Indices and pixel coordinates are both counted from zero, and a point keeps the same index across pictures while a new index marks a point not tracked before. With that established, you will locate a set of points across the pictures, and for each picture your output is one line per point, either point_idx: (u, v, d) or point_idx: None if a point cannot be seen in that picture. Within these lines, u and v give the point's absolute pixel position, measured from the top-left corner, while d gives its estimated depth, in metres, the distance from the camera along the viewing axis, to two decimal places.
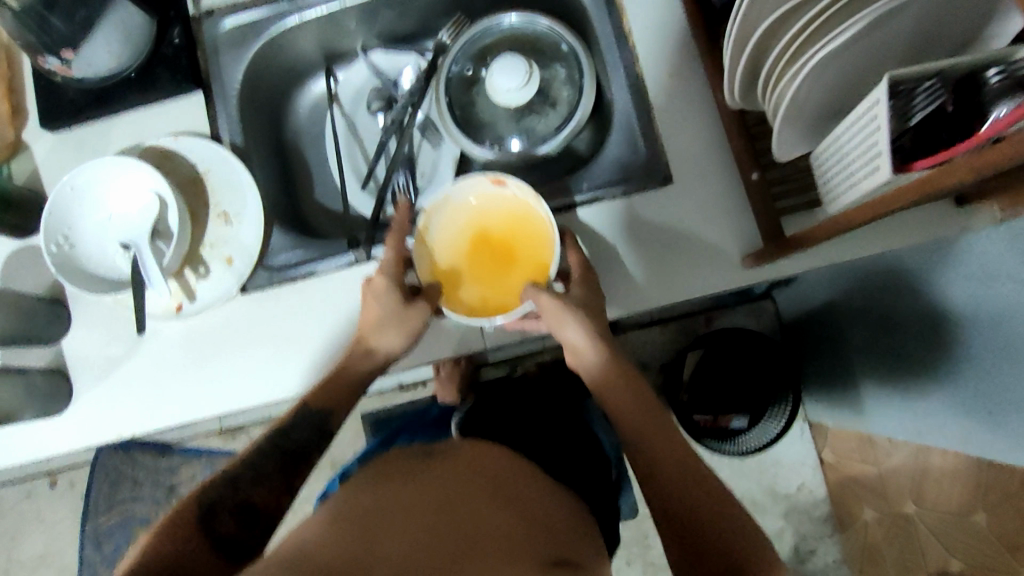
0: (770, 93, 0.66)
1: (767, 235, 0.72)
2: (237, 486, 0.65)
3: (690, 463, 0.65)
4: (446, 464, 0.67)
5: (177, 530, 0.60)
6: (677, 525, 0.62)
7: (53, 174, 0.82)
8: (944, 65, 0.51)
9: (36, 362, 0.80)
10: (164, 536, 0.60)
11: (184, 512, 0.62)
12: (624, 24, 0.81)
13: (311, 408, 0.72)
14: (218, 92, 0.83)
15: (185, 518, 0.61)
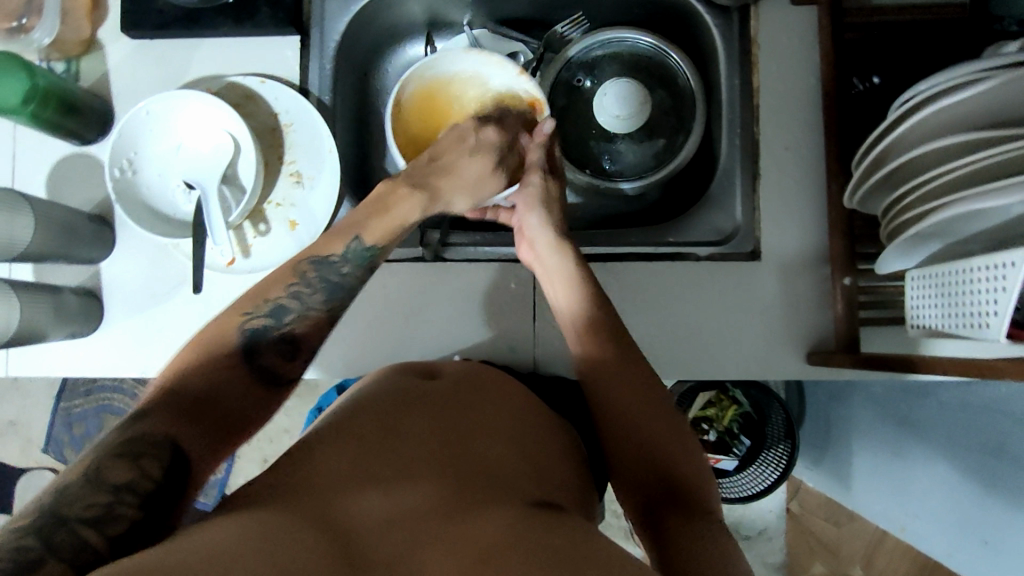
0: (899, 210, 0.65)
1: (839, 339, 0.72)
2: (265, 337, 0.53)
3: (647, 410, 0.60)
4: (437, 393, 0.61)
5: (215, 379, 0.50)
6: (642, 466, 0.57)
7: (122, 84, 0.77)
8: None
9: (69, 280, 0.76)
10: (235, 383, 0.50)
11: (228, 369, 0.51)
12: (753, 80, 0.77)
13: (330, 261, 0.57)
14: (317, 40, 0.78)
15: (213, 365, 0.50)
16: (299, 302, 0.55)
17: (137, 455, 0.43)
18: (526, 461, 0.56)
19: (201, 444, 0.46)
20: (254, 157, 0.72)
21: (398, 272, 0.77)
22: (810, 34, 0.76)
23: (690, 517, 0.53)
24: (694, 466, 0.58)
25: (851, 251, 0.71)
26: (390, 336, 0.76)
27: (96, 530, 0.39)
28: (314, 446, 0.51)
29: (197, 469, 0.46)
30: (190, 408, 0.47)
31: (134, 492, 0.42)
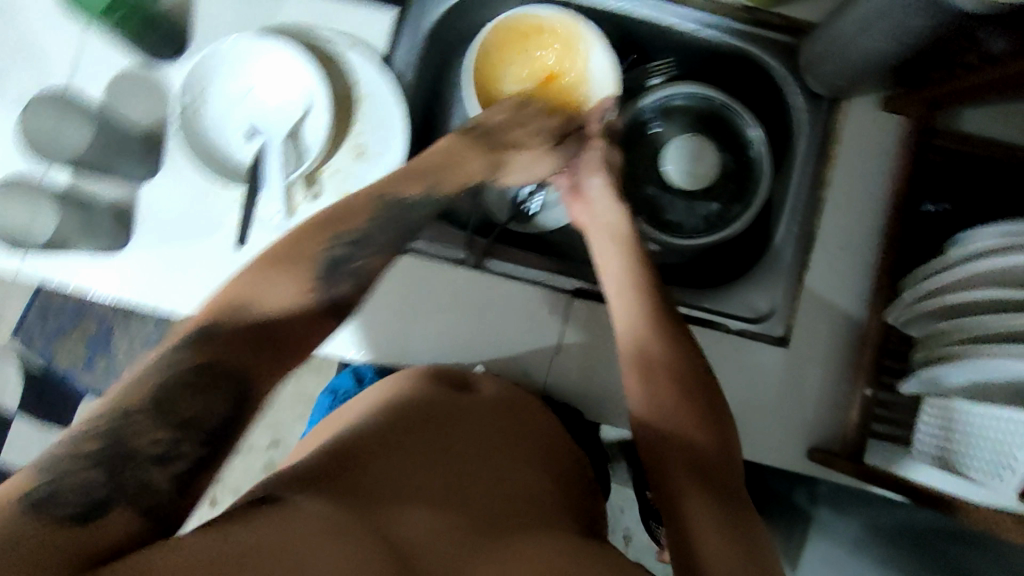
0: (937, 343, 0.67)
1: (845, 445, 0.73)
2: (343, 270, 0.48)
3: (665, 381, 0.58)
4: (471, 408, 0.59)
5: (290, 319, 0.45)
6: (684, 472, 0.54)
7: (207, 10, 0.75)
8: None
9: (105, 196, 0.74)
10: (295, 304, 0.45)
11: (303, 300, 0.46)
12: (826, 173, 0.77)
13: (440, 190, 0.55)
14: (413, 19, 0.76)
15: (286, 292, 0.45)
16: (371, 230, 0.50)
17: (200, 387, 0.40)
18: (551, 479, 0.56)
19: (261, 372, 0.43)
20: (326, 122, 0.71)
21: (437, 272, 0.76)
22: (892, 141, 0.77)
23: (714, 498, 0.52)
24: (717, 432, 0.56)
25: (878, 363, 0.72)
26: (411, 331, 0.76)
27: (163, 470, 0.37)
28: (352, 445, 0.49)
29: (258, 391, 0.42)
30: (257, 336, 0.43)
31: (200, 429, 0.39)
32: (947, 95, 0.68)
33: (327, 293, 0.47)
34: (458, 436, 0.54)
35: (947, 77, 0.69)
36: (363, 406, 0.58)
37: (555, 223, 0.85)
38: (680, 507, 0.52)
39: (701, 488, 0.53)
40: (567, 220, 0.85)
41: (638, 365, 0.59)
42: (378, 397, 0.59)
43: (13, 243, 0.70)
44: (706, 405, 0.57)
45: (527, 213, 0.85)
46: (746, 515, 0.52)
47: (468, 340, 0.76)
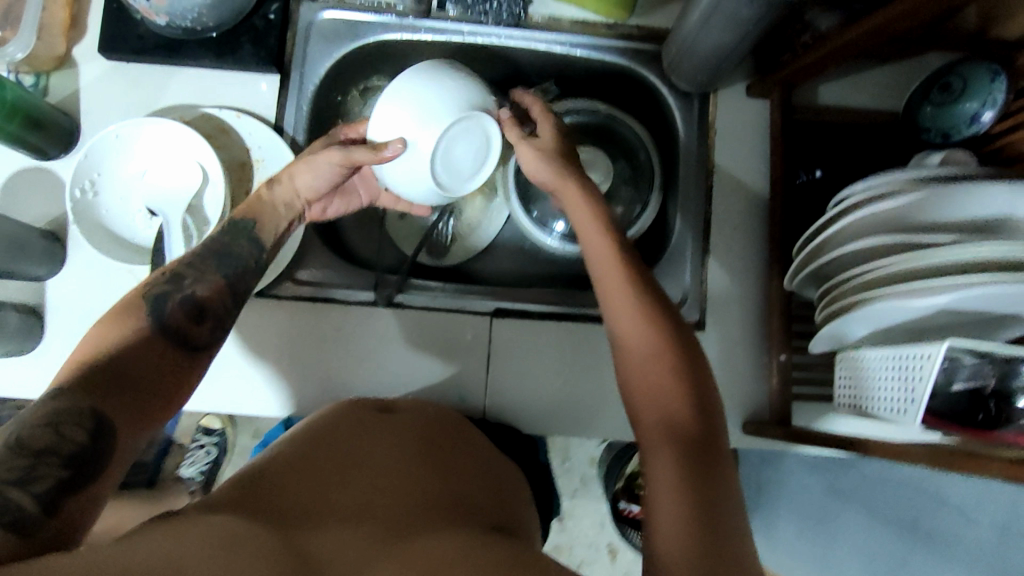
0: (834, 296, 0.71)
1: (773, 412, 0.76)
2: (167, 301, 0.52)
3: (653, 348, 0.55)
4: (391, 433, 0.61)
5: (156, 352, 0.50)
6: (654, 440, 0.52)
7: (92, 104, 0.77)
8: (998, 350, 0.56)
9: (11, 295, 0.74)
10: (131, 342, 0.49)
11: (140, 332, 0.50)
12: (710, 162, 0.82)
13: (256, 224, 0.62)
14: (296, 81, 0.79)
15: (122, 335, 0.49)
16: (193, 270, 0.56)
17: (57, 421, 0.42)
18: (473, 488, 0.59)
19: (128, 420, 0.45)
20: (222, 190, 0.73)
21: (356, 315, 0.78)
22: (762, 123, 0.83)
23: (687, 462, 0.49)
24: (706, 419, 0.52)
25: (787, 330, 0.76)
26: (341, 378, 0.77)
27: (24, 491, 0.39)
28: (264, 480, 0.51)
29: (117, 441, 0.44)
30: (109, 380, 0.46)
31: (59, 455, 0.41)
32: (797, 73, 0.74)
33: (157, 322, 0.51)
34: (387, 468, 0.57)
35: (794, 57, 0.75)
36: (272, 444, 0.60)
37: (467, 252, 0.89)
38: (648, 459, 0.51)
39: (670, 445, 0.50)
40: (479, 248, 0.89)
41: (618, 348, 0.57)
42: (289, 434, 0.60)
43: None
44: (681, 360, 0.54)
45: (441, 246, 0.88)
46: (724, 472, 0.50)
47: (398, 377, 0.77)
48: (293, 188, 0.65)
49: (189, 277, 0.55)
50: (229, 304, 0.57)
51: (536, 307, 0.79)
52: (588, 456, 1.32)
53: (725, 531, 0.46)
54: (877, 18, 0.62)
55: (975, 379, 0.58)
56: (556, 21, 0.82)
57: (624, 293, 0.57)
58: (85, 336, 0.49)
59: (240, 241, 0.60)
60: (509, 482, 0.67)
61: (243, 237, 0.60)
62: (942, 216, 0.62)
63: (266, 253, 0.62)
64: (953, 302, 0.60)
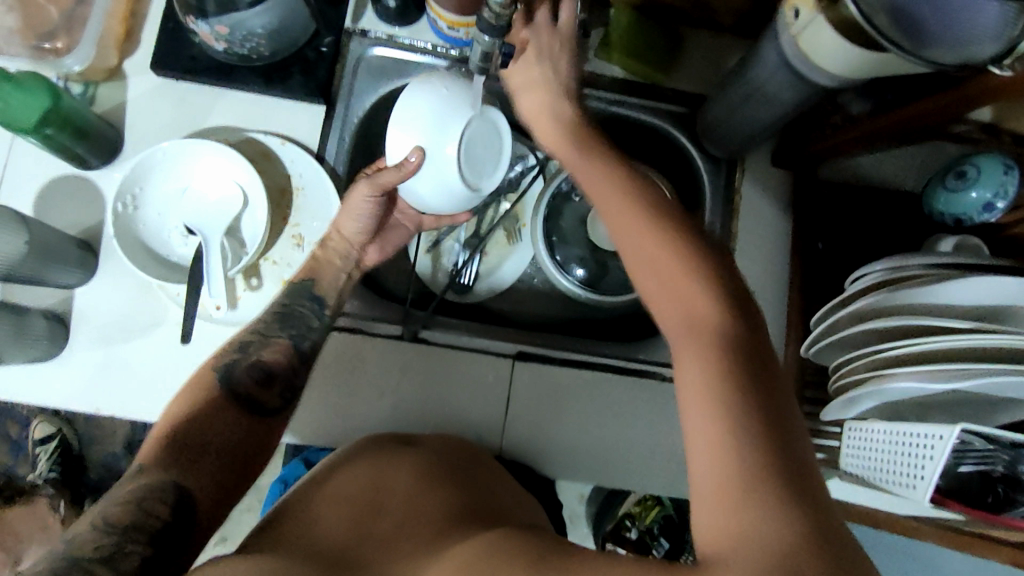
0: (848, 369, 0.73)
1: None
2: (237, 371, 0.64)
3: (672, 254, 0.46)
4: (415, 461, 0.64)
5: (229, 435, 0.60)
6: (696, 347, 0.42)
7: (137, 118, 0.78)
8: (1009, 438, 0.58)
9: (38, 300, 0.74)
10: (212, 422, 0.60)
11: (216, 406, 0.61)
12: (733, 225, 0.85)
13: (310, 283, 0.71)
14: (341, 112, 0.81)
15: (200, 413, 0.60)
16: (259, 335, 0.67)
17: (139, 500, 0.51)
18: (499, 504, 0.62)
19: (207, 492, 0.55)
20: (261, 216, 0.74)
21: (380, 346, 0.78)
22: (786, 193, 0.86)
23: (738, 379, 0.40)
24: (748, 339, 0.42)
25: (800, 396, 0.78)
26: (359, 408, 0.77)
27: (110, 565, 0.47)
28: (308, 522, 0.55)
29: (200, 505, 0.54)
30: (193, 453, 0.56)
31: (144, 531, 0.49)
32: (825, 151, 0.77)
33: (229, 392, 0.62)
34: (412, 496, 0.59)
35: (822, 135, 0.78)
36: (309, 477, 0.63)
37: (489, 292, 0.90)
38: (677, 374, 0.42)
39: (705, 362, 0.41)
40: (501, 289, 0.90)
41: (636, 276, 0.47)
42: (325, 470, 0.63)
43: None
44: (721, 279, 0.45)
45: (464, 284, 0.89)
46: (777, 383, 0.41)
47: (416, 411, 0.78)
48: (345, 241, 0.74)
49: (256, 342, 0.66)
50: (294, 366, 0.67)
51: (558, 353, 0.81)
52: (578, 494, 1.33)
53: (802, 467, 0.37)
54: (909, 112, 0.66)
55: (984, 464, 0.61)
56: (595, 79, 0.85)
57: (635, 206, 0.50)
58: (167, 415, 0.60)
59: (293, 297, 0.70)
60: (528, 504, 0.70)
61: (303, 298, 0.70)
62: (959, 303, 0.66)
63: (327, 311, 0.71)
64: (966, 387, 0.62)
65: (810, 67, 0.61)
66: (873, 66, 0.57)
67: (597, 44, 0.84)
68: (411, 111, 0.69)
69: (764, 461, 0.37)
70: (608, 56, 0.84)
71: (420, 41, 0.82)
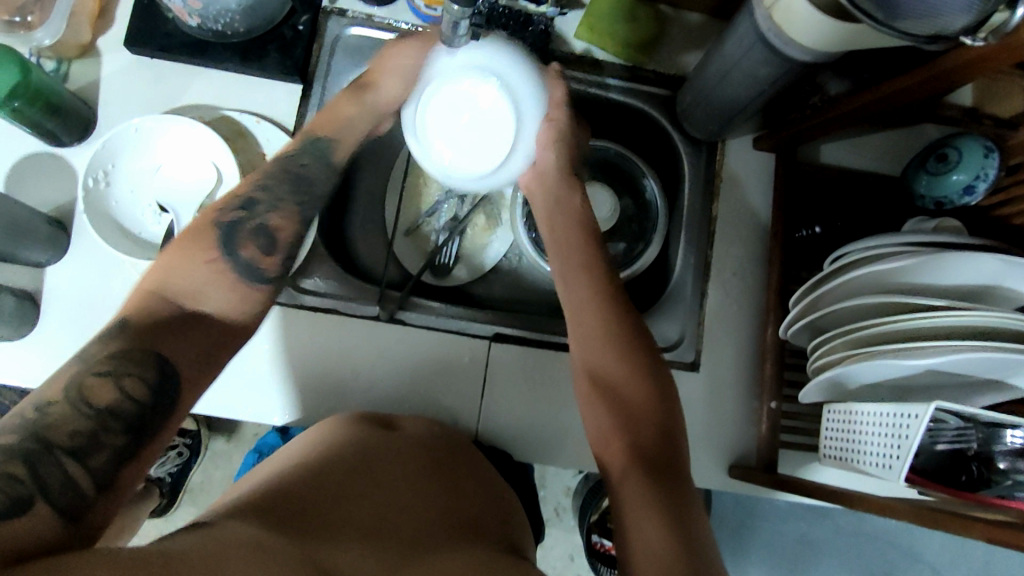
0: (824, 350, 0.73)
1: (759, 457, 0.78)
2: (236, 228, 0.56)
3: (624, 370, 0.60)
4: (409, 456, 0.63)
5: (217, 301, 0.53)
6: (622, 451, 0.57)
7: (111, 96, 0.77)
8: (984, 416, 0.57)
9: (7, 279, 0.73)
10: (207, 292, 0.53)
11: (213, 263, 0.54)
12: (714, 209, 0.85)
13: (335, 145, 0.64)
14: (318, 92, 0.80)
15: (201, 271, 0.53)
16: (280, 217, 0.59)
17: (119, 375, 0.46)
18: (484, 514, 0.61)
19: (188, 365, 0.50)
20: (236, 194, 0.73)
21: (356, 327, 0.78)
22: (766, 176, 0.85)
23: (653, 483, 0.53)
24: (667, 439, 0.57)
25: (778, 379, 0.78)
26: (334, 390, 0.77)
27: (81, 463, 0.43)
28: (284, 483, 0.53)
29: (181, 382, 0.49)
30: (183, 323, 0.51)
31: (120, 419, 0.45)
32: (804, 131, 0.77)
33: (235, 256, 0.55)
34: (406, 492, 0.58)
35: (802, 116, 0.78)
36: (298, 447, 0.61)
37: (469, 274, 0.89)
38: (620, 491, 0.54)
39: (647, 480, 0.54)
40: (481, 272, 0.90)
41: (587, 377, 0.61)
42: (314, 441, 0.61)
43: None
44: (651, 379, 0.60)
45: (443, 266, 0.88)
46: (693, 509, 0.53)
47: (393, 393, 0.77)
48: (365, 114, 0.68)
49: (265, 203, 0.58)
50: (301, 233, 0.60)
51: (536, 334, 0.80)
52: (563, 486, 1.32)
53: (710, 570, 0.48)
54: (886, 90, 0.65)
55: (959, 442, 0.60)
56: (576, 60, 0.84)
57: (601, 310, 0.63)
58: (157, 260, 0.54)
59: (308, 160, 0.63)
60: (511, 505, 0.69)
61: (320, 159, 0.63)
62: (929, 281, 0.66)
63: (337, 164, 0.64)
64: (940, 364, 0.62)
65: (782, 41, 0.61)
66: (849, 39, 0.56)
67: (578, 26, 0.83)
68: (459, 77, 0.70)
69: (683, 553, 0.48)
70: (589, 37, 0.83)
71: (398, 20, 0.81)
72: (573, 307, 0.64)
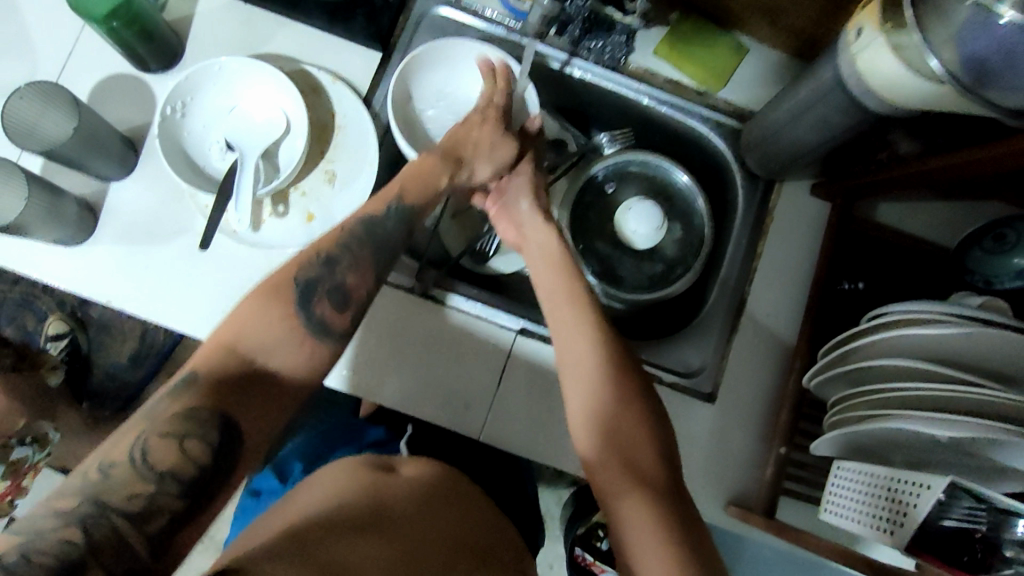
0: (847, 403, 0.72)
1: (759, 500, 0.77)
2: (315, 290, 0.56)
3: (616, 398, 0.61)
4: (410, 478, 0.65)
5: (284, 373, 0.54)
6: (615, 480, 0.57)
7: (201, 32, 0.80)
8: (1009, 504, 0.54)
9: (73, 188, 0.76)
10: (285, 354, 0.54)
11: (309, 352, 0.55)
12: (760, 247, 0.84)
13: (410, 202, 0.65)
14: (395, 63, 0.82)
15: (276, 328, 0.54)
16: (349, 253, 0.59)
17: (182, 436, 0.47)
18: (493, 538, 0.65)
19: (252, 430, 0.51)
20: (300, 146, 0.76)
21: (408, 297, 0.80)
22: (818, 223, 0.84)
23: (657, 508, 0.54)
24: (669, 468, 0.59)
25: (793, 426, 0.77)
26: (362, 353, 0.78)
27: (139, 530, 0.44)
28: (301, 524, 0.55)
29: (242, 456, 0.50)
30: (246, 384, 0.51)
31: (176, 480, 0.46)
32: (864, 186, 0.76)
33: (307, 310, 0.55)
34: (420, 505, 0.62)
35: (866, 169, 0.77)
36: (297, 491, 0.64)
37: (507, 265, 0.90)
38: (621, 515, 0.55)
39: (642, 497, 0.55)
40: (520, 264, 0.90)
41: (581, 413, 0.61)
42: (313, 483, 0.64)
43: None
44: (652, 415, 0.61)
45: (483, 253, 0.90)
46: (704, 536, 0.55)
47: (415, 369, 0.79)
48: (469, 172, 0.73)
49: (344, 261, 0.59)
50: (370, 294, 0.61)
51: None
52: (554, 494, 1.33)
53: None
54: (960, 157, 0.64)
55: (968, 521, 0.57)
56: (651, 76, 0.84)
57: (579, 333, 0.64)
58: (220, 324, 0.55)
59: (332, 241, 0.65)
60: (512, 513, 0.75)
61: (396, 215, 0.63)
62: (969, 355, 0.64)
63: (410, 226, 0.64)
64: (965, 440, 0.60)
65: (861, 89, 0.61)
66: (931, 98, 0.56)
67: (659, 42, 0.83)
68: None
69: None
70: (667, 55, 0.83)
71: (485, 8, 0.83)
72: (563, 348, 0.64)
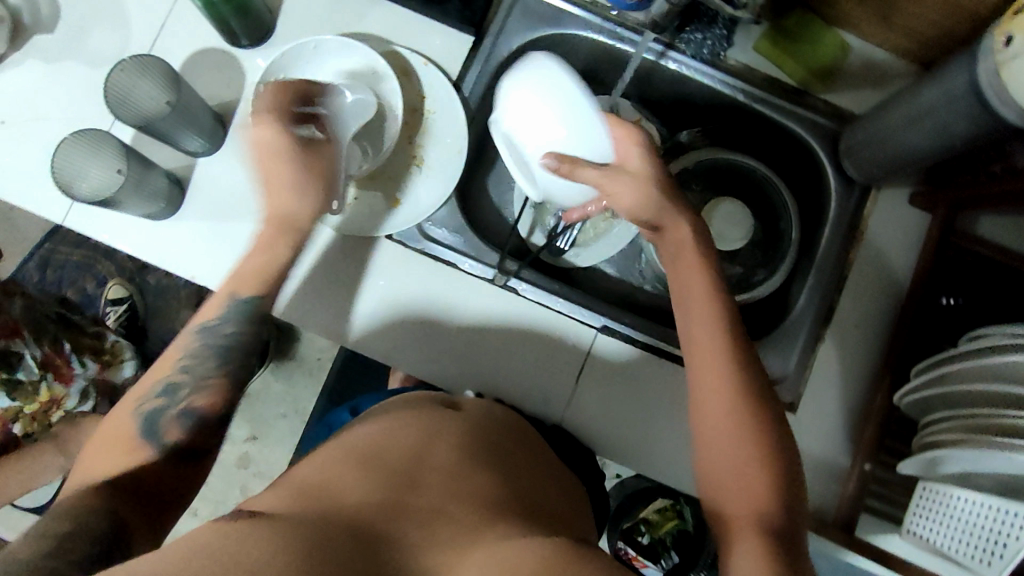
0: (938, 427, 0.69)
1: (837, 514, 0.75)
2: (158, 416, 0.60)
3: (738, 432, 0.57)
4: (463, 436, 0.63)
5: (142, 466, 0.58)
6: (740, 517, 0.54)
7: (293, 8, 0.78)
8: None
9: (163, 161, 0.76)
10: (127, 458, 0.58)
11: (130, 452, 0.58)
12: (851, 255, 0.82)
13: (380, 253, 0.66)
14: (487, 48, 0.80)
15: (117, 459, 0.58)
16: (199, 354, 0.64)
17: (73, 513, 0.50)
18: (547, 495, 0.63)
19: (132, 514, 0.53)
20: (391, 130, 0.75)
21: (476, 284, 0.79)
22: (914, 233, 0.81)
23: (771, 550, 0.52)
24: (788, 498, 0.55)
25: (878, 441, 0.75)
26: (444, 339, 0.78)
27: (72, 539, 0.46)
28: (341, 479, 0.53)
29: (133, 523, 0.53)
30: (117, 484, 0.55)
31: (90, 530, 0.49)
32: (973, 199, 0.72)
33: (149, 432, 0.60)
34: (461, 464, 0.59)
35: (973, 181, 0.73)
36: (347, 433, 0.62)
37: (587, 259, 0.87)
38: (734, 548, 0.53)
39: (759, 538, 0.52)
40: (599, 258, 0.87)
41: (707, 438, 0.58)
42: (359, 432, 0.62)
43: (82, 196, 0.71)
44: (779, 444, 0.57)
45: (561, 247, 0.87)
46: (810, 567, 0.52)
47: (495, 359, 0.78)
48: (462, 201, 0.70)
49: None
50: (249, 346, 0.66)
51: (644, 337, 0.79)
52: None
53: None
54: None
55: None
56: (749, 72, 0.82)
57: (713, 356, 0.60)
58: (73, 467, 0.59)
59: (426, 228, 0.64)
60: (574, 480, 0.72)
61: None
62: None
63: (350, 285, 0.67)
64: None
65: (1001, 99, 0.57)
66: None
67: (761, 37, 0.81)
68: (533, 77, 0.66)
69: None
70: (768, 51, 0.80)
71: None
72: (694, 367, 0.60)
